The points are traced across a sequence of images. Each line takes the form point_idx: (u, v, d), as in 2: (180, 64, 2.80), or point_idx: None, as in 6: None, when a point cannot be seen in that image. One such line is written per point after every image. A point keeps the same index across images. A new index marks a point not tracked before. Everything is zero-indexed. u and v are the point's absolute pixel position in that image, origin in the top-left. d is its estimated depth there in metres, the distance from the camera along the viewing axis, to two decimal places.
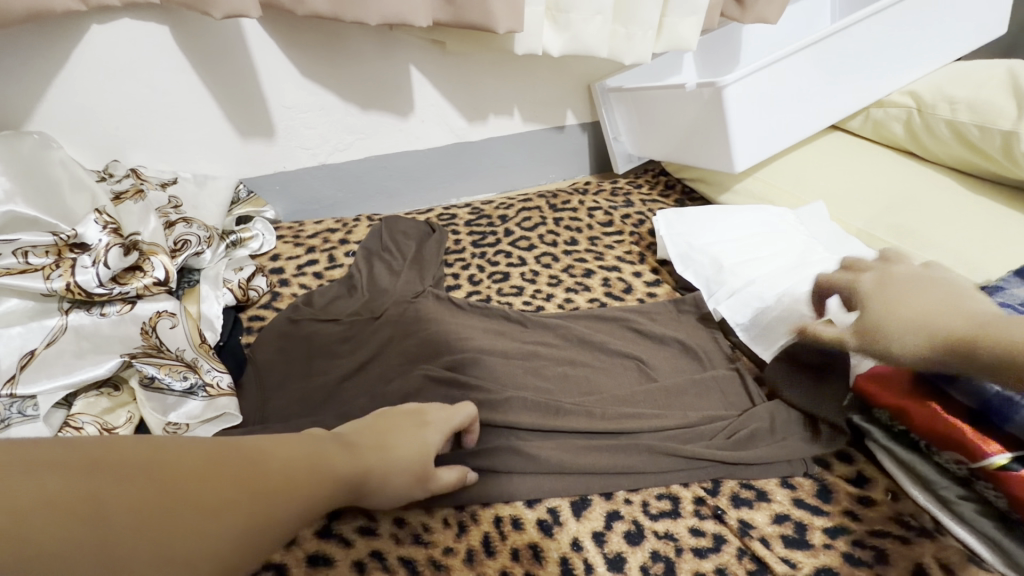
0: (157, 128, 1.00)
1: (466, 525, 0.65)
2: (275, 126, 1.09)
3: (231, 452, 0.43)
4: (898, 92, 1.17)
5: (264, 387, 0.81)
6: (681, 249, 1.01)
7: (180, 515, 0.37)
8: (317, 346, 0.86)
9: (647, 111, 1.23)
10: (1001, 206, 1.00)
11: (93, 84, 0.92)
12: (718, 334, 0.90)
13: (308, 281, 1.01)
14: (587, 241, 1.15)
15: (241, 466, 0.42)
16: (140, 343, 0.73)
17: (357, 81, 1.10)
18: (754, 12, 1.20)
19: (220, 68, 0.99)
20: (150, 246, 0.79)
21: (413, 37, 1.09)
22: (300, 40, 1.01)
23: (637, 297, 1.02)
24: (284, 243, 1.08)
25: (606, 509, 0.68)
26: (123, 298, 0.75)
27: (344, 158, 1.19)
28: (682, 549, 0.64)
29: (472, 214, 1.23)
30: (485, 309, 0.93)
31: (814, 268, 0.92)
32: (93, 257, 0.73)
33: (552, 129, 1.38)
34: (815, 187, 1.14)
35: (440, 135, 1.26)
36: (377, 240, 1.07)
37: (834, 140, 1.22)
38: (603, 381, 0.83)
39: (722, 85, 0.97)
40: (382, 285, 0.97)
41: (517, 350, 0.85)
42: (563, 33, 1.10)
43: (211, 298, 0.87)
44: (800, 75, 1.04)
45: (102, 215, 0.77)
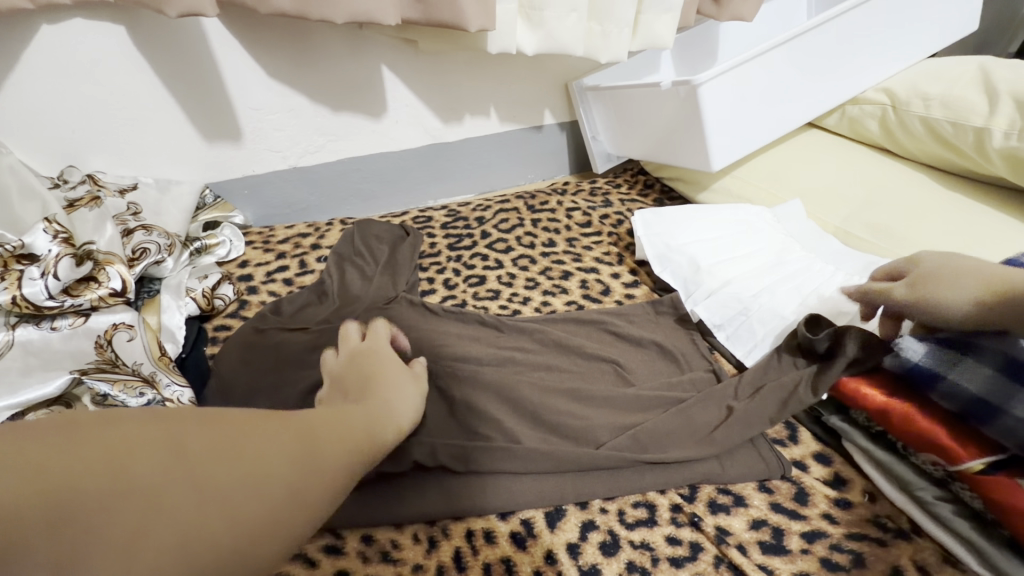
0: (117, 132, 0.97)
1: (437, 540, 0.63)
2: (242, 128, 1.05)
3: (230, 423, 0.39)
4: (873, 89, 1.17)
5: (228, 400, 0.78)
6: (658, 249, 0.99)
7: (203, 466, 0.35)
8: (285, 356, 0.83)
9: (624, 110, 1.22)
10: (974, 202, 1.00)
11: (45, 87, 0.88)
12: (696, 335, 0.88)
13: (277, 288, 0.98)
14: (565, 242, 1.14)
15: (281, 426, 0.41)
16: (94, 357, 0.70)
17: (327, 82, 1.07)
18: (730, 10, 1.19)
19: (181, 69, 0.95)
20: (106, 255, 0.76)
21: (384, 36, 1.06)
22: (266, 40, 0.98)
23: (615, 299, 1.01)
24: (253, 249, 1.05)
25: (581, 519, 0.66)
26: (76, 310, 0.71)
27: (317, 161, 1.16)
28: (658, 559, 0.62)
29: (449, 216, 1.21)
30: (459, 315, 0.91)
31: (791, 268, 0.92)
32: (42, 269, 0.69)
33: (530, 129, 1.36)
34: (792, 185, 1.14)
35: (415, 137, 1.24)
36: (350, 244, 1.05)
37: (811, 138, 1.22)
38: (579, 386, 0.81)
39: (696, 83, 0.96)
40: (354, 291, 0.94)
41: (492, 356, 0.84)
42: (537, 31, 1.08)
43: (173, 308, 0.84)
44: (775, 73, 1.04)
45: (52, 224, 0.73)
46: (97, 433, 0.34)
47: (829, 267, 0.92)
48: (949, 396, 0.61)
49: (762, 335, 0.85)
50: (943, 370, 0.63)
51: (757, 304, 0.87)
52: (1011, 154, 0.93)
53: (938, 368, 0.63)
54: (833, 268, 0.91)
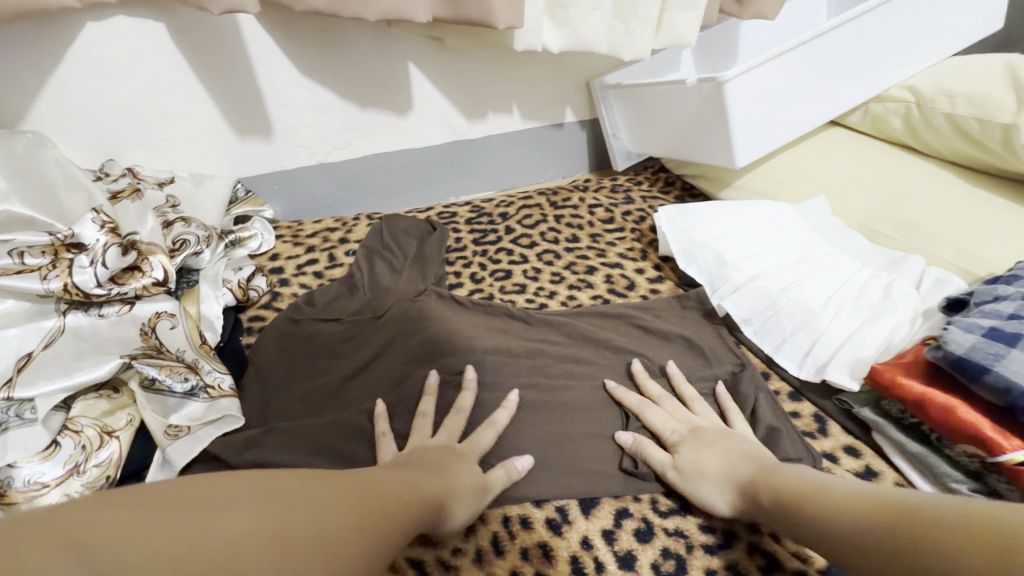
0: (156, 128, 0.99)
1: (475, 524, 0.64)
2: (273, 124, 1.07)
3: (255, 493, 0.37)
4: (896, 87, 1.17)
5: (266, 388, 0.80)
6: (683, 244, 1.00)
7: (212, 533, 0.32)
8: (319, 346, 0.85)
9: (646, 108, 1.23)
10: (1000, 199, 1.00)
11: (88, 83, 0.91)
12: (723, 328, 0.89)
13: (308, 281, 1.00)
14: (589, 238, 1.15)
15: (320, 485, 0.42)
16: (140, 344, 0.72)
17: (356, 79, 1.09)
18: (753, 9, 1.20)
19: (216, 65, 0.97)
20: (148, 246, 0.78)
21: (412, 34, 1.08)
22: (297, 39, 1.00)
23: (640, 293, 1.02)
24: (283, 243, 1.07)
25: (615, 507, 0.67)
26: (121, 298, 0.73)
27: (344, 157, 1.18)
28: (692, 546, 0.63)
29: (472, 211, 1.22)
30: (488, 307, 0.93)
31: (818, 263, 0.93)
32: (92, 257, 0.71)
33: (551, 127, 1.38)
34: (815, 182, 1.15)
35: (440, 134, 1.26)
36: (378, 238, 1.06)
37: (833, 135, 1.22)
38: (609, 377, 0.82)
39: (722, 80, 0.97)
40: (384, 285, 0.96)
41: (522, 349, 0.85)
42: (562, 29, 1.10)
43: (211, 299, 0.85)
44: (800, 70, 1.04)
45: (99, 214, 0.75)
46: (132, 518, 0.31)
47: (857, 262, 0.92)
48: (995, 391, 0.61)
49: (791, 329, 0.85)
50: (992, 363, 0.61)
51: (786, 298, 0.87)
52: None
53: (984, 361, 0.61)
54: (859, 264, 0.92)
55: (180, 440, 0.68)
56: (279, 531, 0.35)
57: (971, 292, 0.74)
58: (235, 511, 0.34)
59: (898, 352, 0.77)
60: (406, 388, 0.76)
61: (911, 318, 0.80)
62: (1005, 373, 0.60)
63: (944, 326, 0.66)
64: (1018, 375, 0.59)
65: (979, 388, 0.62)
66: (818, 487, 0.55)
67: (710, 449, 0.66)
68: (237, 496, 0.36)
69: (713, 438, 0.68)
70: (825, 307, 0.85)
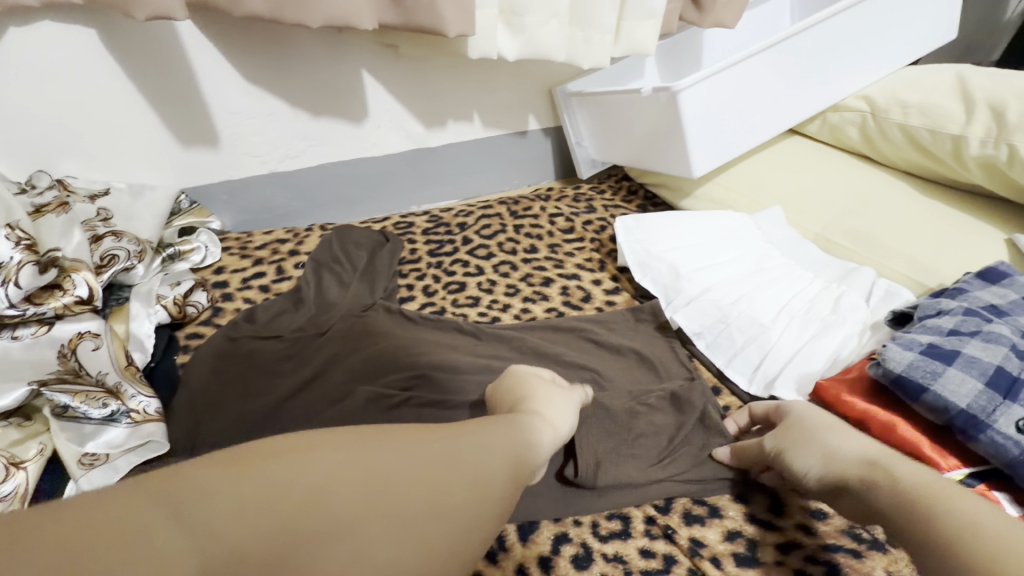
0: (91, 138, 0.95)
1: None
2: (218, 133, 1.04)
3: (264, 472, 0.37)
4: (853, 96, 1.17)
5: (196, 411, 0.76)
6: (638, 255, 0.98)
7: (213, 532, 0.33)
8: (257, 365, 0.81)
9: (606, 116, 1.22)
10: (951, 208, 1.01)
11: (14, 90, 0.87)
12: (675, 342, 0.88)
13: (253, 295, 0.97)
14: (547, 248, 1.13)
15: (355, 476, 0.40)
16: (57, 367, 0.68)
17: (306, 86, 1.06)
18: (712, 18, 1.20)
19: (155, 72, 0.94)
20: (73, 262, 0.75)
21: (364, 40, 1.06)
22: (242, 45, 0.97)
23: (596, 305, 1.00)
24: (229, 255, 1.03)
25: (554, 531, 0.65)
26: (39, 319, 0.70)
27: (296, 166, 1.15)
28: (631, 573, 0.61)
29: (430, 221, 1.20)
30: (438, 322, 0.91)
31: (771, 274, 0.92)
32: (3, 277, 0.67)
33: (513, 135, 1.36)
34: (773, 192, 1.14)
35: (398, 142, 1.23)
36: (328, 251, 1.03)
37: (793, 144, 1.22)
38: None
39: (676, 90, 0.96)
40: (331, 299, 0.92)
41: (468, 365, 0.82)
42: (517, 36, 1.08)
43: (141, 316, 0.82)
44: (756, 78, 1.04)
45: (15, 230, 0.71)
46: (147, 543, 0.31)
47: (809, 274, 0.92)
48: (933, 408, 0.60)
49: (742, 343, 0.83)
50: (929, 381, 0.60)
51: (737, 311, 0.86)
52: (988, 162, 0.94)
53: (922, 379, 0.60)
54: (812, 275, 0.91)
55: (95, 469, 0.65)
56: (298, 555, 0.35)
57: (916, 306, 0.73)
58: (254, 531, 0.34)
59: (846, 366, 0.76)
60: (343, 409, 0.73)
61: (860, 332, 0.80)
62: (942, 392, 0.59)
63: (885, 343, 0.65)
64: (954, 393, 0.58)
65: (917, 406, 0.61)
66: (917, 475, 0.48)
67: (812, 444, 0.59)
68: (262, 504, 0.35)
69: (829, 426, 0.60)
70: (776, 320, 0.84)
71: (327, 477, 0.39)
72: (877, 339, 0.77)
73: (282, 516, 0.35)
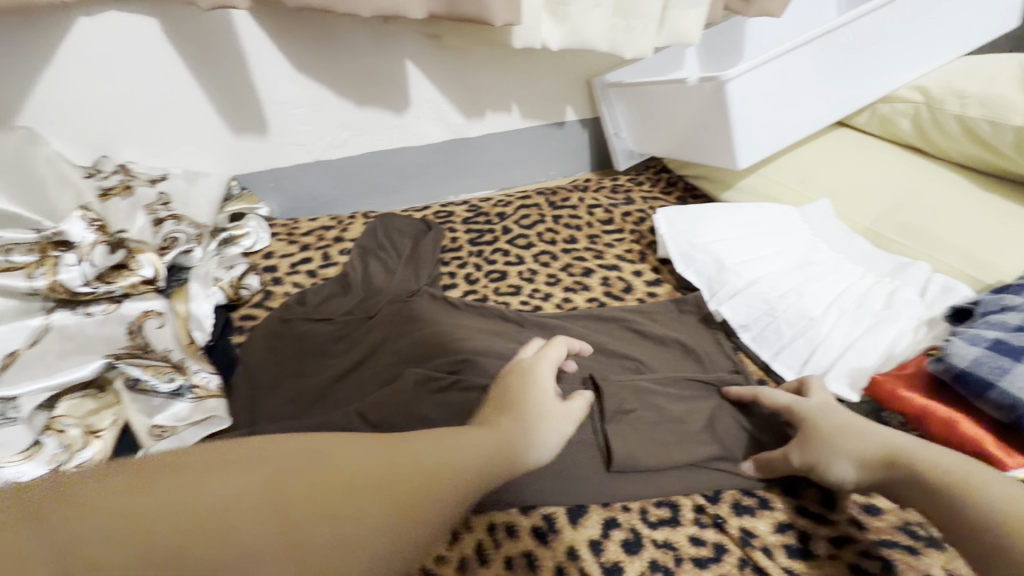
0: (149, 125, 0.99)
1: (459, 532, 0.63)
2: (268, 122, 1.06)
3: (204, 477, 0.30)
4: (906, 87, 1.14)
5: (254, 389, 0.79)
6: (681, 247, 0.98)
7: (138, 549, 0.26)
8: (309, 347, 0.84)
9: (646, 107, 1.21)
10: (1010, 203, 0.98)
11: (80, 79, 0.90)
12: (720, 335, 0.87)
13: (301, 280, 0.99)
14: (587, 239, 1.13)
15: (324, 472, 0.32)
16: (127, 343, 0.72)
17: (352, 76, 1.08)
18: (758, 7, 1.18)
19: (210, 61, 0.96)
20: (138, 244, 0.77)
21: (409, 30, 1.07)
22: (293, 35, 0.99)
23: (637, 296, 1.00)
24: (277, 241, 1.06)
25: (603, 516, 0.65)
26: (109, 297, 0.73)
27: (340, 155, 1.17)
28: (681, 559, 0.61)
29: (470, 211, 1.21)
30: (481, 309, 0.92)
31: (819, 268, 0.90)
32: (78, 256, 0.71)
33: (551, 126, 1.36)
34: (819, 185, 1.12)
35: (438, 132, 1.24)
36: (373, 238, 1.05)
37: (839, 137, 1.20)
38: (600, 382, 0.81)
39: (724, 79, 0.95)
40: (377, 285, 0.94)
41: (513, 352, 0.83)
42: (561, 26, 1.08)
43: (200, 297, 0.84)
44: (805, 68, 1.02)
45: (88, 212, 0.75)
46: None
47: (859, 268, 0.90)
48: (999, 405, 0.58)
49: (790, 336, 0.82)
50: (997, 377, 0.59)
51: (785, 304, 0.85)
52: None
53: (988, 375, 0.59)
54: (862, 269, 0.90)
55: (164, 440, 0.67)
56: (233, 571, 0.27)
57: (977, 301, 0.71)
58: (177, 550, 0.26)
59: (900, 361, 0.75)
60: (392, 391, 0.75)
61: (915, 328, 0.78)
62: (1011, 388, 0.57)
63: (947, 339, 0.65)
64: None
65: (981, 403, 0.60)
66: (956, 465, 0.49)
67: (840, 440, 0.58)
68: (206, 503, 0.28)
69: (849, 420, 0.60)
70: (825, 314, 0.83)
71: (277, 470, 0.31)
72: (934, 335, 0.76)
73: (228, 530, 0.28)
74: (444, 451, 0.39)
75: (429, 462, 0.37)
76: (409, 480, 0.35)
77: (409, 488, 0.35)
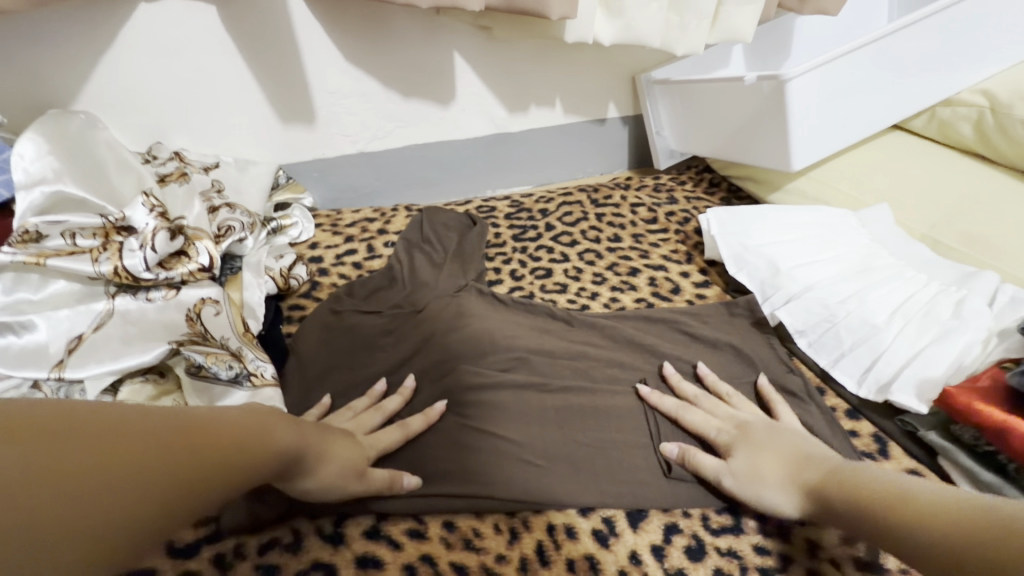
0: (201, 112, 0.99)
1: (519, 532, 0.62)
2: (316, 112, 1.06)
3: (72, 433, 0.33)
4: (968, 90, 1.10)
5: (307, 379, 0.79)
6: (734, 249, 0.95)
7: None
8: (359, 339, 0.83)
9: (693, 105, 1.19)
10: None
11: (138, 65, 0.91)
12: (776, 340, 0.85)
13: (347, 271, 0.99)
14: (631, 238, 1.12)
15: (204, 434, 0.40)
16: (187, 330, 0.71)
17: (401, 68, 1.07)
18: (814, 4, 1.15)
19: (265, 50, 0.96)
20: (195, 231, 0.77)
21: (460, 22, 1.06)
22: (346, 25, 0.98)
23: (686, 298, 0.98)
24: (322, 232, 1.06)
25: (663, 521, 0.64)
26: (168, 283, 0.73)
27: (384, 147, 1.17)
28: (746, 568, 0.60)
29: (512, 206, 1.20)
30: (530, 306, 0.90)
31: (879, 275, 0.88)
32: (141, 241, 0.71)
33: (593, 122, 1.34)
34: (874, 189, 1.09)
35: (481, 125, 1.23)
36: (418, 231, 1.04)
37: (894, 140, 1.16)
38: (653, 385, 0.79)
39: (785, 78, 0.93)
40: (424, 278, 0.93)
41: (565, 350, 0.82)
42: (615, 20, 1.06)
43: (253, 286, 0.84)
44: (866, 69, 0.99)
45: (150, 198, 0.75)
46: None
47: (921, 276, 0.87)
48: None
49: (850, 344, 0.80)
50: None
51: (846, 311, 0.82)
52: None
53: None
54: (924, 278, 0.87)
55: None
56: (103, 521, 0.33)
57: None
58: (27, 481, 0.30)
59: (970, 374, 0.73)
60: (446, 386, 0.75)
61: (985, 339, 0.76)
62: None
63: None
64: None
65: None
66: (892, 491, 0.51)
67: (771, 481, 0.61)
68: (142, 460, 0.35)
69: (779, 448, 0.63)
70: (889, 322, 0.80)
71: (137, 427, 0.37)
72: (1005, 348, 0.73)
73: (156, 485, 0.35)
74: (265, 421, 0.47)
75: (256, 429, 0.45)
76: (240, 438, 0.43)
77: (243, 445, 0.43)
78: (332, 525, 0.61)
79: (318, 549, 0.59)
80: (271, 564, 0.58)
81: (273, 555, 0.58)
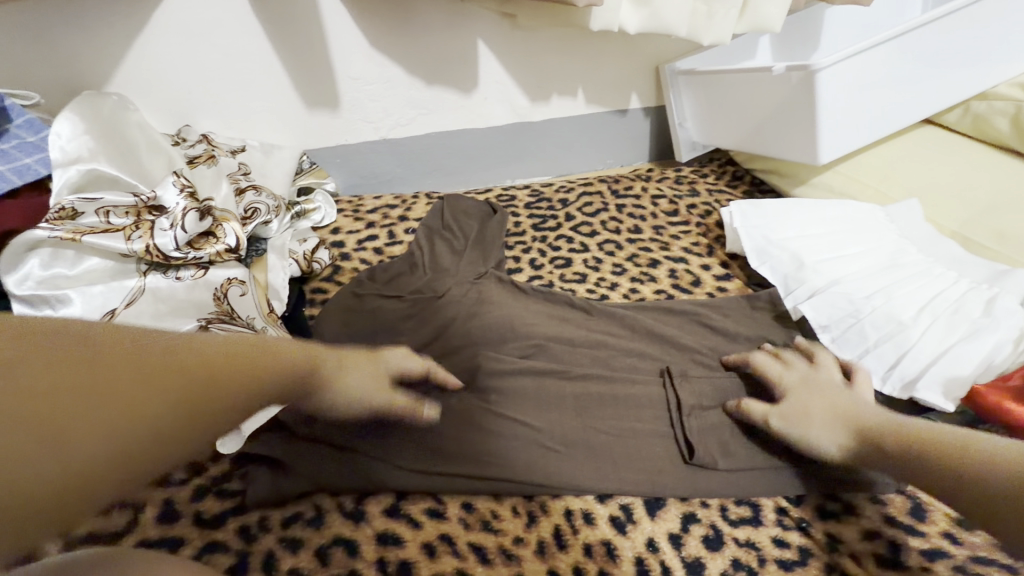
0: (229, 96, 1.00)
1: (536, 515, 0.63)
2: (340, 97, 1.07)
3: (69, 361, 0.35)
4: (1004, 84, 1.07)
5: None
6: (756, 242, 0.94)
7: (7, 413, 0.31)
8: (381, 322, 0.84)
9: (718, 97, 1.17)
10: None
11: (169, 48, 0.92)
12: (798, 334, 0.84)
13: (368, 256, 1.00)
14: (652, 230, 1.11)
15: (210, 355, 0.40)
16: (214, 309, 0.73)
17: (425, 55, 1.08)
18: None
19: (292, 35, 0.97)
20: (223, 212, 0.79)
21: (484, 9, 1.05)
22: (372, 10, 0.99)
23: (707, 291, 0.97)
24: (343, 217, 1.07)
25: (681, 510, 0.64)
26: (197, 263, 0.74)
27: (405, 134, 1.17)
28: (765, 560, 0.60)
29: (532, 196, 1.19)
30: (549, 295, 0.89)
31: (907, 271, 0.86)
32: (172, 221, 0.72)
33: (615, 113, 1.33)
34: (903, 184, 1.06)
35: (502, 115, 1.23)
36: (438, 218, 1.04)
37: (926, 134, 1.14)
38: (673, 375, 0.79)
39: (815, 69, 0.91)
40: (445, 264, 0.93)
41: (584, 339, 0.82)
42: (642, 9, 1.05)
43: (278, 268, 0.86)
44: (899, 60, 0.97)
45: (179, 178, 0.77)
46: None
47: (951, 273, 0.86)
48: None
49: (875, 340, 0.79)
50: None
51: (871, 306, 0.81)
52: None
53: None
54: (954, 275, 0.85)
55: None
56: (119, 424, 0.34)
57: None
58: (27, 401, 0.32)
59: (1000, 373, 0.71)
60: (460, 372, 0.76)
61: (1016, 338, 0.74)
62: None
63: None
64: None
65: None
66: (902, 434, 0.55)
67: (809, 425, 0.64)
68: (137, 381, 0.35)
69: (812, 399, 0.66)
70: (916, 318, 0.79)
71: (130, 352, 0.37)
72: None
73: (162, 410, 0.35)
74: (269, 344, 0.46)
75: (258, 348, 0.45)
76: (242, 355, 0.42)
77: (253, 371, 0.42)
78: (354, 502, 0.62)
79: (340, 525, 0.60)
80: (294, 538, 0.59)
81: (296, 529, 0.60)
